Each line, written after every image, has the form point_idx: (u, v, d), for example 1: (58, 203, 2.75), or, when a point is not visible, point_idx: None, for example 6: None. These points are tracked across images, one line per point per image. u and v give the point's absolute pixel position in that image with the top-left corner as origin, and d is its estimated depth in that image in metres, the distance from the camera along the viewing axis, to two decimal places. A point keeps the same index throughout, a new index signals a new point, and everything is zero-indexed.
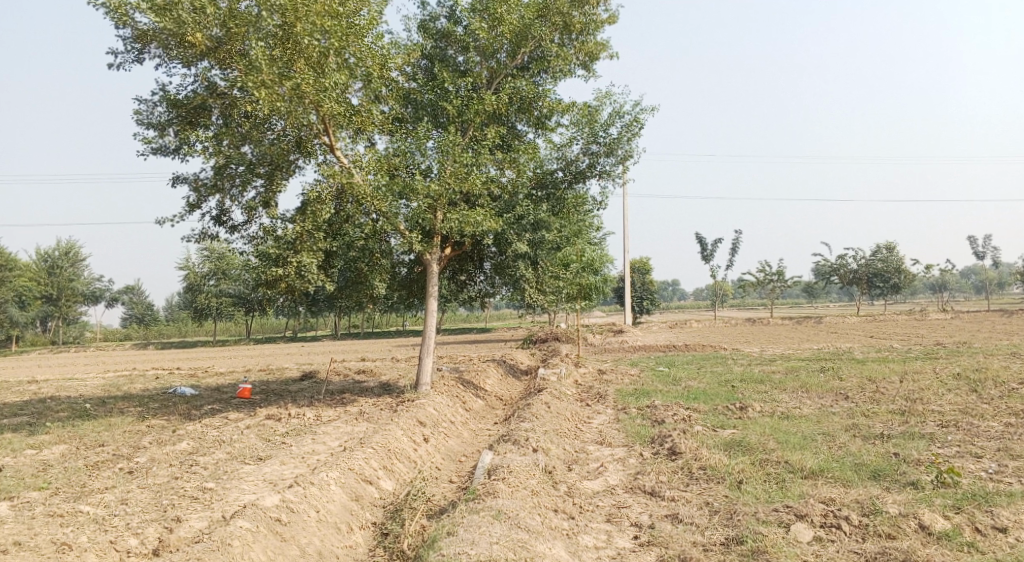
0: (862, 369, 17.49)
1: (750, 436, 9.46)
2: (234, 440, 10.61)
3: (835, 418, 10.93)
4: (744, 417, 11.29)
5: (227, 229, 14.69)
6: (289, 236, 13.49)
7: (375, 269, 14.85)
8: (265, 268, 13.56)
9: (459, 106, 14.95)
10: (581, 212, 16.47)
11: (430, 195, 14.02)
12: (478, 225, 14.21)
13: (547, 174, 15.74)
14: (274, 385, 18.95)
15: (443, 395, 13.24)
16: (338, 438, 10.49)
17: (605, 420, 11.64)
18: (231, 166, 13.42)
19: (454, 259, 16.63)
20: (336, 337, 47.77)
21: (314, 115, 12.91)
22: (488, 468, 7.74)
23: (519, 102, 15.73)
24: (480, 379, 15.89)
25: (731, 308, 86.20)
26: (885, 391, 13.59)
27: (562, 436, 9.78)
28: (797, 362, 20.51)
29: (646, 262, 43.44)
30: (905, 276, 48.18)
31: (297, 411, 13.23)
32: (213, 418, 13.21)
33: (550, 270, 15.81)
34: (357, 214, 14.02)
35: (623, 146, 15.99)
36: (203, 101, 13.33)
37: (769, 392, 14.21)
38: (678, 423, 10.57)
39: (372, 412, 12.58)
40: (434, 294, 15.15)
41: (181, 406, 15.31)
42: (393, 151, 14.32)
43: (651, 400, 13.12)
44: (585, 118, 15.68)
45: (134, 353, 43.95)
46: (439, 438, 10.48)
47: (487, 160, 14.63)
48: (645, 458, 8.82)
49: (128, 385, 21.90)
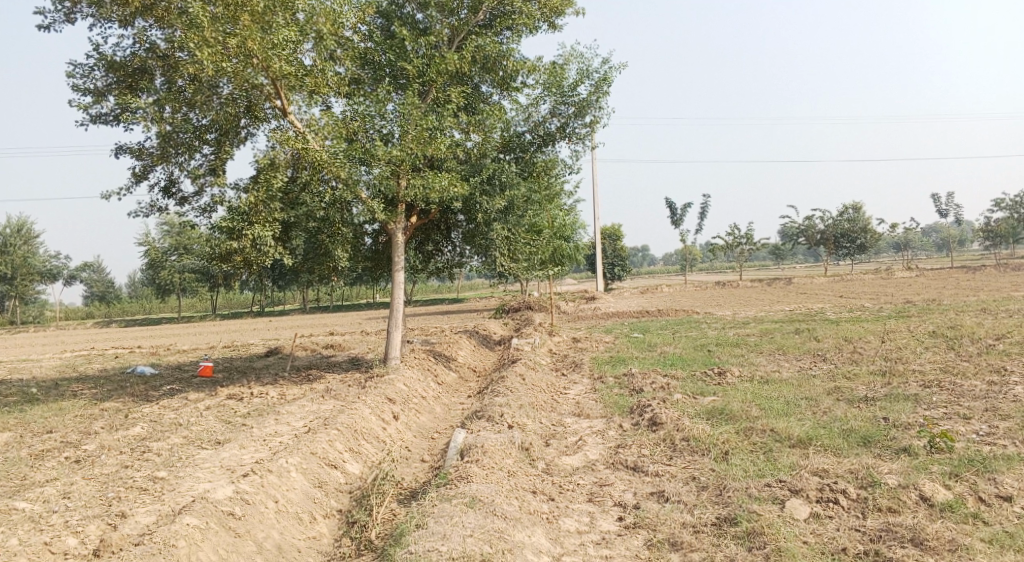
0: (837, 329, 17.34)
1: (733, 403, 9.12)
2: (191, 423, 10.02)
3: (815, 382, 10.66)
4: (724, 383, 10.98)
5: (177, 201, 13.91)
6: (242, 207, 12.81)
7: (336, 239, 14.24)
8: (219, 241, 12.91)
9: (419, 66, 14.25)
10: (550, 176, 15.95)
11: (392, 160, 13.39)
12: (443, 191, 13.63)
13: (514, 136, 15.16)
14: (238, 362, 18.27)
15: (413, 369, 12.78)
16: (302, 418, 9.97)
17: (581, 390, 11.26)
18: (176, 133, 12.62)
19: (420, 228, 16.07)
20: (304, 309, 46.89)
21: (262, 75, 12.14)
22: (460, 447, 7.30)
23: (482, 61, 15.05)
24: (452, 351, 15.43)
25: (701, 272, 86.84)
26: (862, 352, 13.41)
27: (538, 409, 9.36)
28: (771, 323, 20.39)
29: (617, 228, 43.14)
30: (872, 236, 48.56)
31: (260, 390, 12.66)
32: (172, 400, 12.59)
33: (520, 236, 15.31)
34: (316, 182, 13.33)
35: (592, 106, 15.43)
36: (142, 63, 12.45)
37: (746, 355, 13.96)
38: (657, 392, 10.22)
39: (339, 389, 12.06)
40: (400, 265, 14.59)
41: (138, 387, 14.63)
42: (351, 115, 13.60)
43: (628, 367, 12.79)
44: (551, 78, 15.08)
45: (95, 332, 42.74)
46: (409, 414, 10.00)
47: (451, 123, 13.99)
48: (625, 429, 8.45)
49: (85, 365, 21.04)
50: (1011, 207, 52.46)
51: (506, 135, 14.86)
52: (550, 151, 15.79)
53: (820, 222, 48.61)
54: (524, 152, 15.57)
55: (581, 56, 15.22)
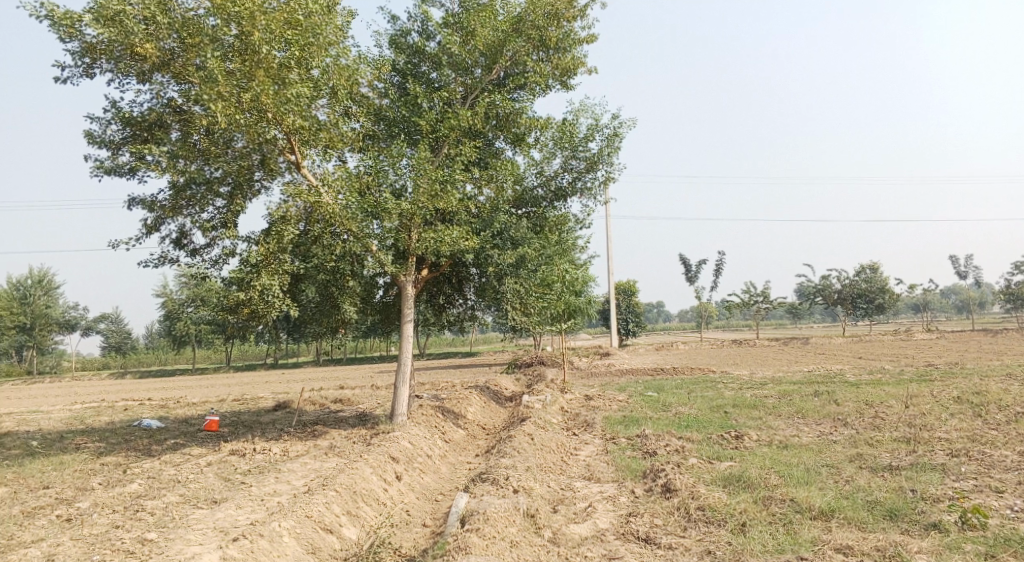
0: (857, 392, 16.86)
1: (750, 469, 8.74)
2: (189, 480, 9.74)
3: (836, 448, 10.24)
4: (740, 447, 10.58)
5: (188, 252, 13.95)
6: (253, 259, 12.79)
7: (345, 291, 14.14)
8: (227, 292, 12.84)
9: (432, 122, 14.36)
10: (562, 231, 15.87)
11: (403, 214, 13.38)
12: (454, 244, 13.56)
13: (526, 191, 15.15)
14: (245, 415, 18.02)
15: (420, 425, 12.49)
16: (304, 477, 9.67)
17: (591, 451, 10.90)
18: (189, 185, 12.75)
19: (431, 281, 15.97)
20: (317, 362, 46.71)
21: (275, 129, 12.30)
22: (462, 512, 7.01)
23: (496, 118, 15.16)
24: (461, 408, 15.11)
25: (717, 329, 86.08)
26: (885, 416, 12.96)
27: (547, 472, 9.02)
28: (789, 384, 19.89)
29: (631, 284, 42.92)
30: (890, 296, 47.98)
31: (264, 446, 12.39)
32: (174, 454, 12.33)
33: (531, 290, 15.16)
34: (327, 235, 13.31)
35: (604, 161, 15.44)
36: (159, 117, 12.63)
37: (764, 418, 13.53)
38: (671, 456, 9.84)
39: (344, 446, 11.77)
40: (409, 318, 14.43)
41: (143, 440, 14.40)
42: (364, 169, 13.65)
43: (641, 428, 12.41)
44: (564, 133, 15.14)
45: (108, 382, 42.67)
46: (413, 474, 9.68)
47: (464, 177, 14.01)
48: (637, 496, 8.08)
49: (93, 417, 20.83)
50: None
51: (519, 189, 14.86)
52: (562, 205, 15.77)
53: (837, 281, 48.13)
54: (536, 206, 15.55)
55: (592, 113, 15.31)
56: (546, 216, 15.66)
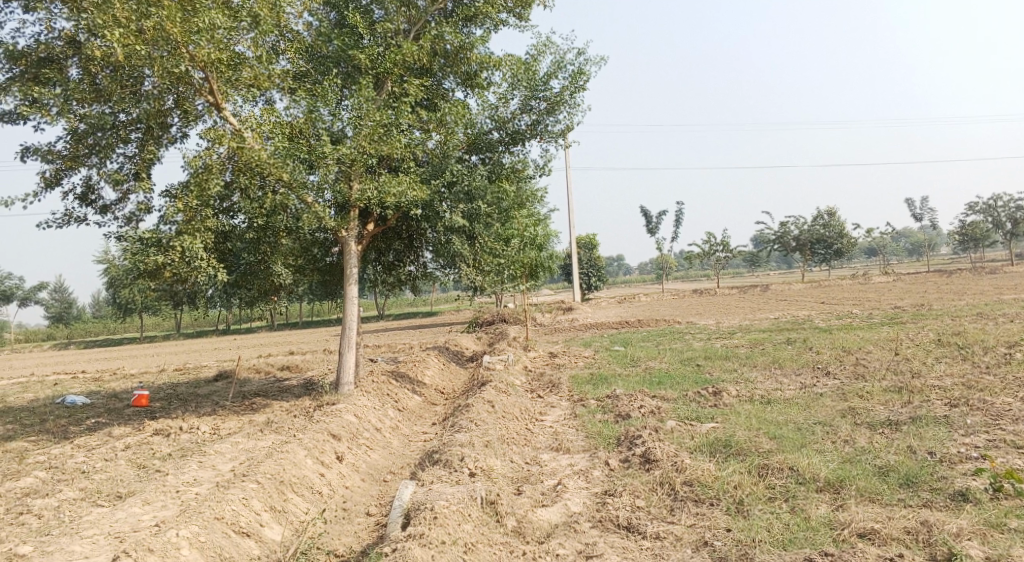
0: (832, 339, 16.11)
1: (737, 432, 7.78)
2: (97, 469, 8.38)
3: (825, 402, 9.34)
4: (720, 405, 9.63)
5: (96, 209, 12.49)
6: (173, 215, 11.34)
7: (278, 250, 12.74)
8: (141, 253, 11.33)
9: (372, 56, 12.79)
10: (521, 178, 14.62)
11: (343, 160, 11.99)
12: (401, 195, 12.20)
13: (480, 134, 13.80)
14: (182, 388, 16.55)
15: (367, 394, 11.28)
16: (232, 461, 8.41)
17: (558, 416, 9.83)
18: (91, 131, 11.18)
19: (379, 237, 14.58)
20: (272, 329, 44.92)
21: (188, 65, 10.67)
22: (405, 506, 6.02)
23: (445, 54, 13.66)
24: (416, 370, 13.94)
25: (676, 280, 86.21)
26: (867, 365, 12.15)
27: (509, 445, 7.93)
28: (759, 333, 19.12)
29: (592, 238, 42.01)
30: (847, 241, 47.88)
31: (194, 423, 11.08)
32: (90, 437, 10.94)
33: (486, 245, 13.91)
34: (254, 186, 11.82)
35: (566, 102, 14.13)
36: (49, 51, 10.93)
37: (739, 371, 12.64)
38: (646, 419, 8.83)
39: (282, 421, 10.52)
40: (354, 278, 13.06)
41: (60, 422, 12.88)
42: (297, 112, 12.13)
43: (611, 387, 11.38)
44: (523, 72, 13.76)
45: (49, 355, 40.42)
46: (356, 453, 8.50)
47: (410, 120, 12.60)
48: (613, 469, 7.06)
49: (15, 394, 19.04)
50: (983, 210, 52.17)
51: (471, 133, 13.48)
52: (520, 150, 14.47)
53: (795, 227, 47.87)
54: (490, 152, 14.22)
55: (552, 47, 13.94)
56: (502, 162, 14.34)
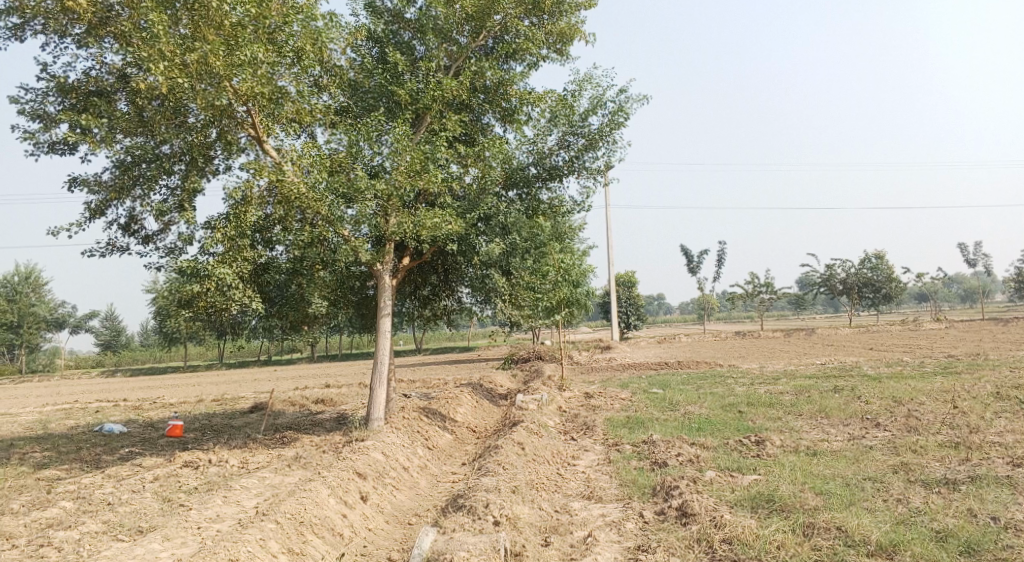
0: (882, 387, 15.43)
1: (781, 486, 7.35)
2: (122, 501, 8.31)
3: (876, 455, 8.83)
4: (762, 455, 9.18)
5: (139, 239, 12.70)
6: (211, 246, 11.44)
7: (314, 282, 12.69)
8: (179, 283, 11.40)
9: (412, 91, 12.88)
10: (558, 214, 14.49)
11: (379, 194, 12.01)
12: (437, 229, 12.13)
13: (518, 170, 13.75)
14: (217, 419, 16.59)
15: (397, 431, 11.09)
16: (257, 498, 8.25)
17: (591, 461, 9.48)
18: (136, 162, 11.42)
19: (415, 271, 14.53)
20: (311, 361, 45.25)
21: (230, 98, 10.86)
22: (425, 556, 5.80)
23: (485, 90, 13.70)
24: (448, 408, 13.72)
25: (718, 321, 84.79)
26: (920, 416, 11.53)
27: (539, 491, 7.63)
28: (804, 379, 18.45)
29: (631, 277, 41.60)
30: (897, 285, 46.50)
31: (223, 456, 11.01)
32: (122, 467, 10.93)
33: (522, 281, 13.72)
34: (292, 218, 11.89)
35: (605, 138, 13.99)
36: (100, 85, 11.24)
37: (783, 418, 12.12)
38: (684, 468, 8.45)
39: (310, 456, 10.37)
40: (387, 312, 12.98)
41: (95, 450, 12.94)
42: (335, 147, 12.22)
43: (647, 433, 11.00)
44: (562, 108, 13.70)
45: (95, 381, 41.26)
46: (382, 493, 8.29)
47: (447, 155, 12.61)
48: (646, 522, 6.72)
49: (57, 421, 19.33)
50: None
51: (509, 169, 13.42)
52: (558, 187, 14.36)
53: (842, 270, 46.70)
54: (528, 187, 14.13)
55: (592, 84, 13.87)
56: (540, 199, 14.25)
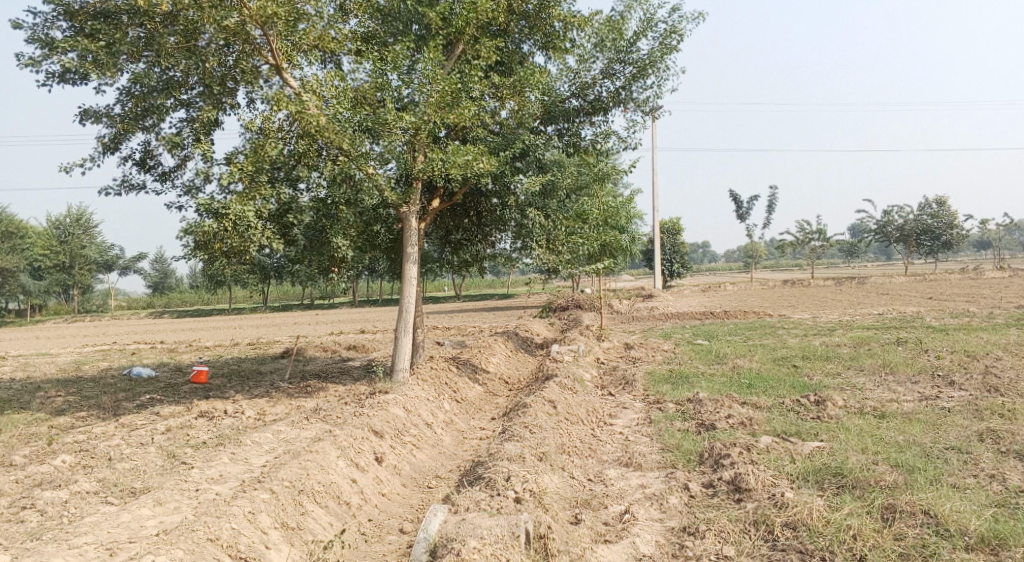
0: (952, 342, 14.13)
1: (851, 456, 6.44)
2: (124, 455, 7.76)
3: (958, 420, 7.78)
4: (825, 418, 8.21)
5: (155, 177, 12.03)
6: (227, 184, 10.68)
7: (337, 224, 11.70)
8: (195, 224, 10.63)
9: (443, 14, 11.71)
10: (601, 152, 13.35)
11: (407, 129, 11.06)
12: (468, 168, 11.11)
13: (558, 102, 12.61)
14: (246, 365, 16.14)
15: (423, 383, 10.39)
16: (267, 455, 7.64)
17: (632, 420, 8.63)
18: (146, 93, 10.62)
19: (447, 213, 13.61)
20: (351, 306, 45.05)
21: (241, 19, 10.02)
22: (431, 541, 5.18)
23: (524, 14, 12.46)
24: (480, 358, 12.98)
25: (764, 269, 82.55)
26: (1001, 375, 10.34)
27: (573, 457, 6.86)
28: (863, 331, 17.20)
29: (676, 222, 40.13)
30: (958, 232, 43.98)
31: (241, 406, 10.47)
32: (137, 415, 10.46)
33: (561, 224, 12.72)
34: (313, 154, 11.01)
35: (655, 66, 12.72)
36: (104, 6, 10.34)
37: (843, 375, 11.06)
38: (736, 431, 7.55)
39: (330, 409, 9.74)
40: (413, 257, 12.16)
41: (116, 396, 12.52)
42: (358, 77, 11.24)
43: (693, 389, 10.08)
44: (608, 32, 12.41)
45: (144, 323, 41.78)
46: (401, 451, 7.61)
47: (481, 84, 11.54)
48: (693, 496, 5.92)
49: (92, 363, 19.19)
50: None
51: (548, 101, 12.30)
52: (603, 121, 13.20)
53: (899, 217, 44.40)
54: (568, 122, 13.03)
55: (642, 3, 12.51)
56: (582, 135, 13.18)
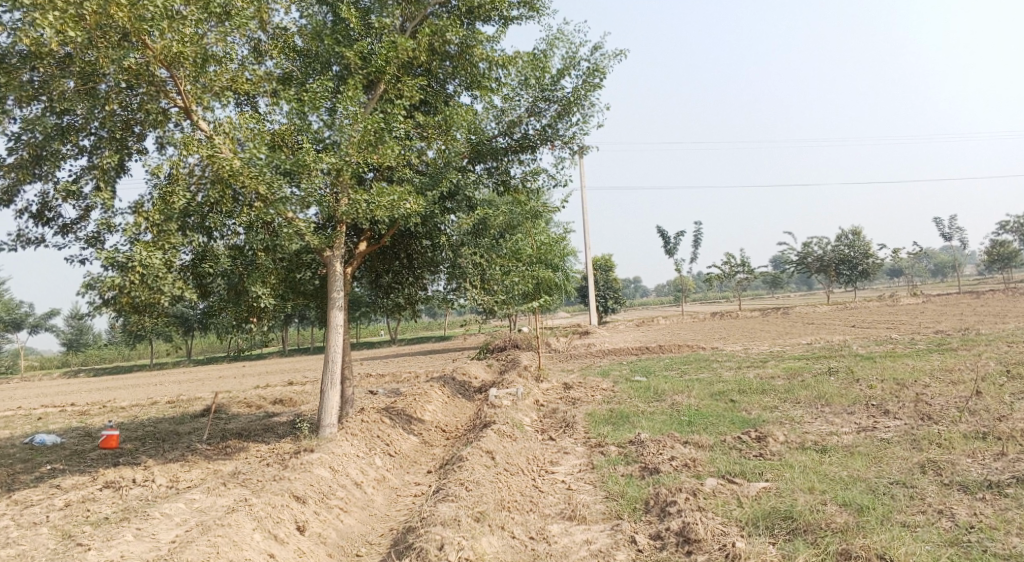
0: (882, 369, 14.34)
1: (797, 496, 6.26)
2: (11, 540, 6.92)
3: (898, 451, 7.72)
4: (767, 455, 8.04)
5: (55, 228, 11.20)
6: (133, 233, 9.97)
7: (256, 271, 11.06)
8: (98, 277, 9.85)
9: (363, 54, 11.41)
10: (531, 191, 13.18)
11: (330, 170, 10.63)
12: (394, 208, 10.77)
13: (484, 140, 12.41)
14: (163, 425, 15.08)
15: (353, 438, 9.79)
16: (177, 530, 6.94)
17: (572, 467, 8.27)
18: (42, 139, 9.88)
19: (375, 257, 13.12)
20: (282, 354, 43.52)
21: (144, 59, 9.48)
22: None
23: (448, 55, 12.31)
24: (415, 406, 12.42)
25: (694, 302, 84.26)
26: (933, 401, 10.43)
27: (513, 514, 6.46)
28: (796, 361, 17.36)
29: (608, 259, 40.49)
30: (874, 261, 45.81)
31: (153, 473, 9.64)
32: (34, 489, 9.50)
33: (493, 264, 12.40)
34: (228, 199, 10.42)
35: (580, 103, 12.72)
36: None
37: (782, 408, 10.98)
38: (680, 475, 7.29)
39: (251, 471, 9.04)
40: (338, 303, 11.61)
41: (14, 468, 11.40)
42: (276, 118, 10.78)
43: (634, 430, 9.81)
44: (533, 69, 12.35)
45: (56, 383, 39.15)
46: (327, 517, 7.04)
47: (405, 124, 11.23)
48: (641, 552, 5.62)
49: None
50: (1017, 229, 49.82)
51: (475, 140, 12.09)
52: (531, 159, 13.06)
53: (818, 248, 46.07)
54: (496, 161, 12.82)
55: (565, 42, 12.56)
56: (511, 173, 12.98)
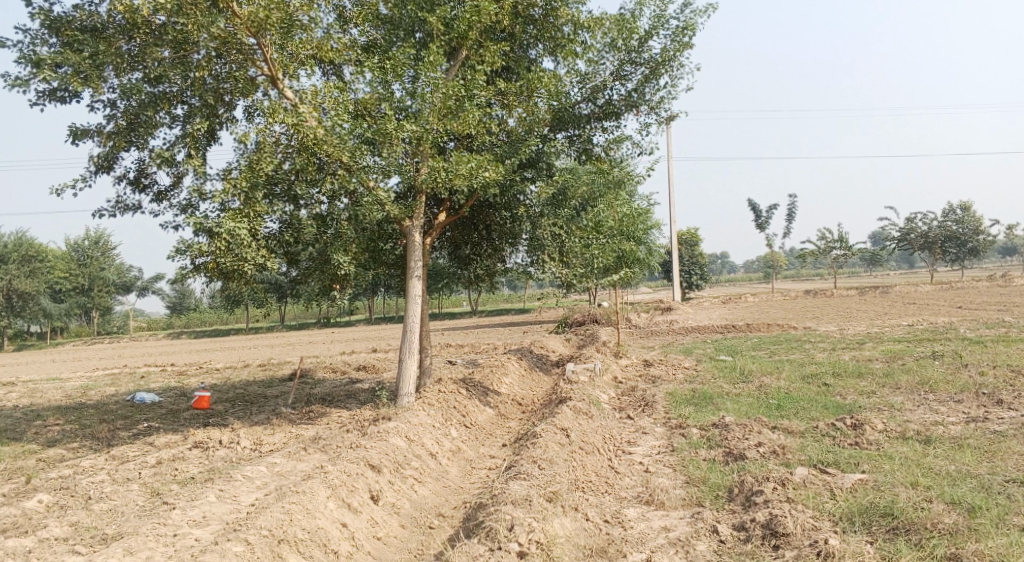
0: (993, 355, 13.27)
1: (898, 491, 5.80)
2: (105, 494, 7.23)
3: (1014, 446, 7.05)
4: (864, 443, 7.51)
5: (150, 196, 11.60)
6: (220, 201, 10.19)
7: (338, 240, 11.13)
8: (187, 243, 10.14)
9: (445, 20, 11.20)
10: (614, 160, 12.74)
11: (409, 138, 10.54)
12: (473, 177, 10.60)
13: (567, 108, 12.04)
14: (252, 388, 15.61)
15: (429, 408, 9.79)
16: (257, 492, 7.09)
17: (651, 448, 7.97)
18: (137, 107, 10.19)
19: (454, 227, 13.02)
20: (368, 323, 44.56)
21: (232, 27, 9.59)
22: None
23: (532, 19, 11.96)
24: (492, 377, 12.35)
25: (784, 280, 81.22)
26: None
27: (588, 494, 6.26)
28: (895, 344, 16.32)
29: (694, 233, 39.33)
30: (985, 239, 42.75)
31: (239, 435, 9.94)
32: (131, 445, 9.96)
33: (573, 236, 12.10)
34: (311, 167, 10.50)
35: (668, 67, 12.15)
36: (90, 20, 9.93)
37: (879, 394, 10.29)
38: (767, 462, 6.89)
39: (330, 437, 9.18)
40: (416, 273, 11.59)
41: (114, 424, 12.02)
42: (357, 86, 10.74)
43: (717, 412, 9.39)
44: (619, 32, 11.84)
45: (160, 344, 41.38)
46: (400, 487, 7.04)
47: (486, 91, 10.99)
48: (724, 543, 5.33)
49: (98, 388, 18.70)
50: None
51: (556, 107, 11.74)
52: (614, 127, 12.60)
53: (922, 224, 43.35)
54: (579, 129, 12.43)
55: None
56: (594, 142, 12.57)
